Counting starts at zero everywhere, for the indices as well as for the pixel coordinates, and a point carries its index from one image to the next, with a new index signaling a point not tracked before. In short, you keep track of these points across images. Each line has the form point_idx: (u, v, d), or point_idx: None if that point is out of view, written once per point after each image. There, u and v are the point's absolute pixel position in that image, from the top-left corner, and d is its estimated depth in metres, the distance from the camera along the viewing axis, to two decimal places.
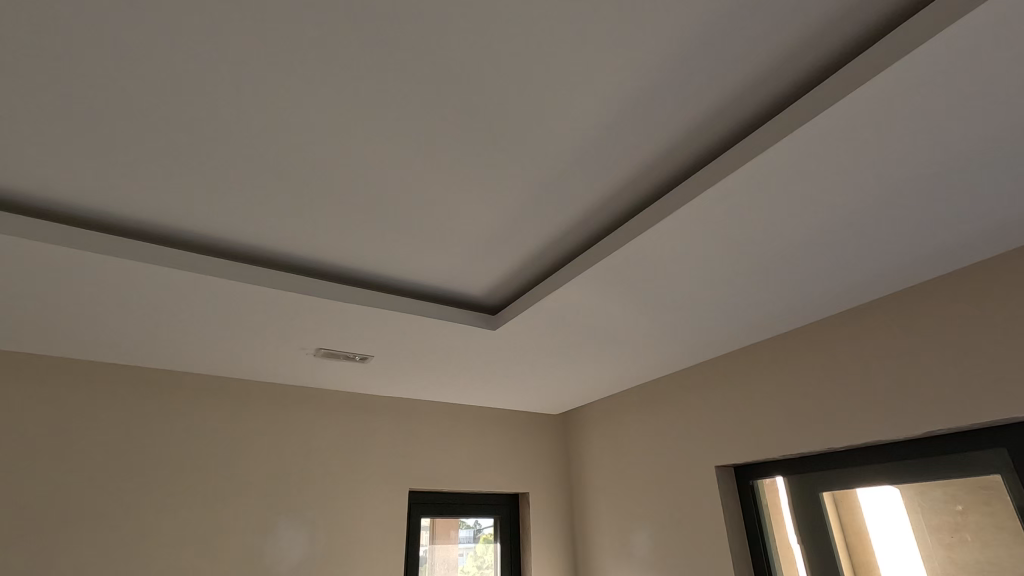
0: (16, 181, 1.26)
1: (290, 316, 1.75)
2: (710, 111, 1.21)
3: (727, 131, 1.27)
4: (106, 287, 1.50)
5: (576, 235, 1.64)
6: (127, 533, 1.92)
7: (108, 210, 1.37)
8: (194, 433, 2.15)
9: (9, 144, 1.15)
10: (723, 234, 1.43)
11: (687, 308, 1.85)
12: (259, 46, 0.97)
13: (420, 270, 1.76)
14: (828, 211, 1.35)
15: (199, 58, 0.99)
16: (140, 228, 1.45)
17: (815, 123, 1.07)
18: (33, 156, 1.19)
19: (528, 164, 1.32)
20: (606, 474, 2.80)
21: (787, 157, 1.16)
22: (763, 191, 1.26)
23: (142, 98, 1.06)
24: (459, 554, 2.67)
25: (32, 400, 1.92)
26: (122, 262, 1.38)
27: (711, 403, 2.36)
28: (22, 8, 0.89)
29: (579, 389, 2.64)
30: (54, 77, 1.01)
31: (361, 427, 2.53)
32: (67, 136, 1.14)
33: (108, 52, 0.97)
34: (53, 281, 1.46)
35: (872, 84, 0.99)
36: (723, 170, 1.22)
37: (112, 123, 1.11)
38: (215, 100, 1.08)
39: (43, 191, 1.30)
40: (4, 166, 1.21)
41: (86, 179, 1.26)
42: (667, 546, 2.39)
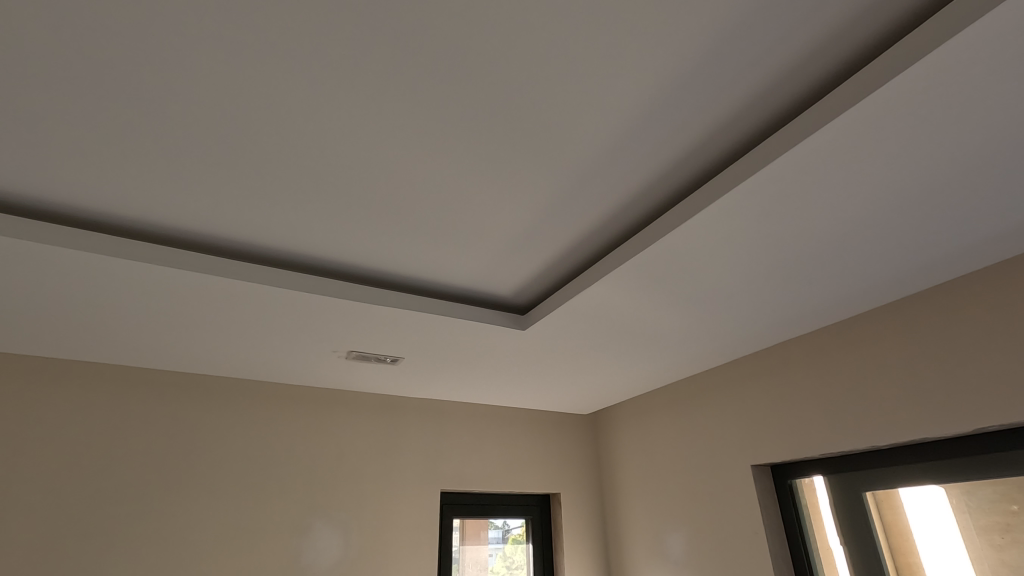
0: (56, 193, 1.31)
1: (321, 319, 1.77)
2: (737, 106, 1.18)
3: (757, 124, 1.23)
4: (143, 293, 1.54)
5: (602, 233, 1.62)
6: (166, 534, 1.98)
7: (144, 218, 1.41)
8: (228, 437, 2.20)
9: (50, 157, 1.20)
10: (754, 230, 1.39)
11: (717, 305, 1.80)
12: (280, 56, 0.99)
13: (446, 271, 1.77)
14: (866, 204, 1.29)
15: (224, 70, 1.01)
16: (175, 236, 1.49)
17: (852, 113, 1.02)
18: (74, 169, 1.24)
19: (551, 164, 1.30)
20: (638, 474, 2.76)
21: (818, 151, 1.12)
22: (797, 185, 1.22)
23: (171, 110, 1.09)
24: (488, 554, 2.65)
25: (77, 404, 2.00)
26: (159, 268, 1.42)
27: (745, 401, 2.30)
28: (55, 28, 0.92)
29: (609, 388, 2.60)
30: (88, 93, 1.05)
31: (392, 429, 2.55)
32: (101, 148, 1.18)
33: (138, 67, 1.00)
34: (94, 288, 1.51)
35: (912, 71, 0.94)
36: (754, 165, 1.19)
37: (144, 135, 1.15)
38: (240, 109, 1.10)
39: (83, 203, 1.35)
40: (46, 179, 1.26)
41: (123, 191, 1.31)
42: (702, 547, 2.34)
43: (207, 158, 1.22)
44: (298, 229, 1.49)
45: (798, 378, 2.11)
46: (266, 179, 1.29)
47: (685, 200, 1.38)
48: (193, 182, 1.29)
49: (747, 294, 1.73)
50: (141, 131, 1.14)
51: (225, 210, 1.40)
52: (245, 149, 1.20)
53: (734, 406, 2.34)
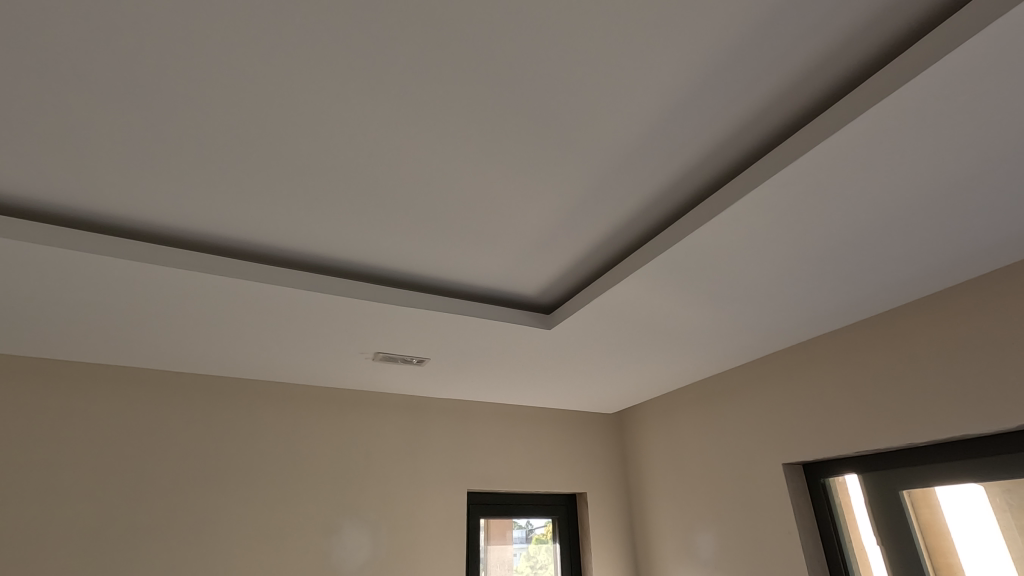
0: (89, 202, 1.35)
1: (346, 321, 1.79)
2: (762, 104, 1.16)
3: (787, 118, 1.20)
4: (175, 297, 1.58)
5: (625, 232, 1.61)
6: (198, 535, 2.02)
7: (175, 226, 1.45)
8: (257, 439, 2.24)
9: (83, 169, 1.23)
10: (781, 226, 1.36)
11: (745, 302, 1.77)
12: (300, 65, 1.01)
13: (469, 272, 1.77)
14: (901, 197, 1.24)
15: (247, 81, 1.03)
16: (204, 242, 1.52)
17: (887, 104, 0.98)
18: (106, 181, 1.27)
19: (572, 162, 1.29)
20: (666, 473, 2.73)
21: (845, 147, 1.09)
22: (829, 178, 1.18)
23: (197, 121, 1.12)
24: (513, 554, 2.65)
25: (113, 407, 2.06)
26: (190, 273, 1.46)
27: (775, 399, 2.25)
28: (85, 46, 0.95)
29: (635, 387, 2.58)
30: (117, 107, 1.08)
31: (418, 429, 2.57)
32: (132, 159, 1.21)
33: (164, 80, 1.02)
34: (128, 294, 1.55)
35: (949, 61, 0.90)
36: (784, 158, 1.15)
37: (172, 146, 1.18)
38: (263, 118, 1.12)
39: (117, 212, 1.39)
40: (81, 190, 1.30)
41: (154, 200, 1.35)
42: (733, 547, 2.30)
43: (232, 164, 1.23)
44: (323, 233, 1.52)
45: (829, 375, 2.05)
46: (290, 183, 1.31)
47: (712, 196, 1.35)
48: (220, 188, 1.31)
49: (774, 291, 1.70)
50: (168, 139, 1.16)
51: (250, 214, 1.42)
52: (269, 154, 1.21)
53: (763, 403, 2.30)
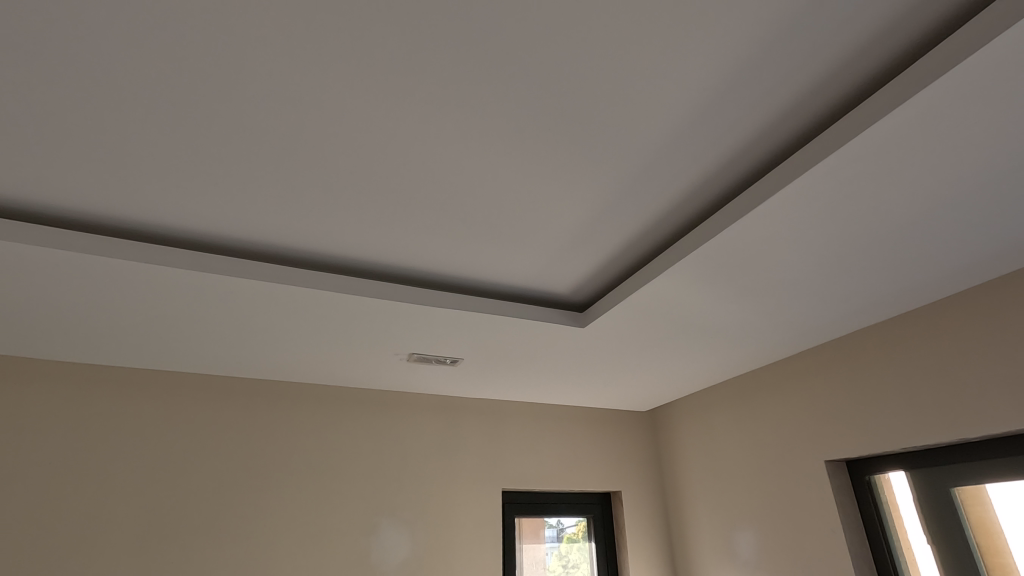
0: (135, 215, 1.39)
1: (380, 322, 1.81)
2: (800, 96, 1.12)
3: (826, 109, 1.16)
4: (216, 302, 1.63)
5: (657, 229, 1.58)
6: (240, 535, 2.08)
7: (216, 235, 1.49)
8: (295, 440, 2.29)
9: (129, 183, 1.28)
10: (818, 219, 1.32)
11: (780, 296, 1.72)
12: (334, 75, 1.02)
13: (500, 272, 1.77)
14: (946, 184, 1.19)
15: (282, 92, 1.06)
16: (243, 250, 1.56)
17: (933, 89, 0.94)
18: (150, 193, 1.31)
19: (601, 159, 1.27)
20: (702, 472, 2.69)
21: (887, 136, 1.05)
22: (872, 167, 1.14)
23: (235, 133, 1.15)
24: (545, 553, 2.63)
25: (160, 412, 2.13)
26: (231, 279, 1.50)
27: (814, 394, 2.19)
28: (131, 64, 0.98)
29: (668, 384, 2.54)
30: (160, 122, 1.11)
31: (452, 429, 2.59)
32: (173, 172, 1.25)
33: (205, 94, 1.05)
34: (172, 300, 1.60)
35: (1001, 41, 0.86)
36: (824, 150, 1.11)
37: (212, 158, 1.21)
38: (298, 128, 1.14)
39: (160, 224, 1.43)
40: (127, 203, 1.35)
41: (194, 211, 1.39)
42: (775, 548, 2.24)
43: (268, 173, 1.26)
44: (356, 237, 1.54)
45: (873, 368, 1.98)
46: (322, 189, 1.33)
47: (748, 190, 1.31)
48: (256, 196, 1.34)
49: (812, 284, 1.65)
50: (207, 151, 1.19)
51: (285, 220, 1.45)
52: (303, 162, 1.24)
53: (801, 399, 2.24)
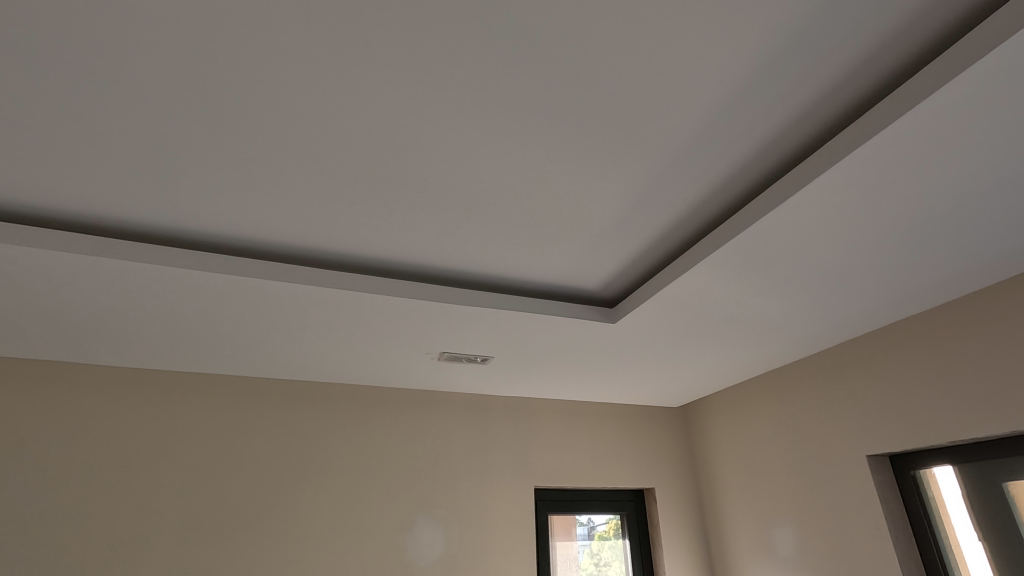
0: (176, 223, 1.43)
1: (412, 322, 1.83)
2: (841, 77, 1.10)
3: (869, 89, 1.13)
4: (254, 305, 1.66)
5: (689, 222, 1.55)
6: (280, 535, 2.12)
7: (252, 241, 1.52)
8: (329, 440, 2.33)
9: (170, 192, 1.31)
10: (859, 205, 1.28)
11: (816, 287, 1.67)
12: (368, 78, 1.03)
13: (530, 270, 1.77)
14: (995, 163, 1.16)
15: (317, 98, 1.07)
16: (278, 254, 1.59)
17: (986, 62, 0.92)
18: (189, 202, 1.35)
19: (632, 153, 1.26)
20: (737, 468, 2.64)
21: (936, 113, 1.03)
22: (919, 148, 1.11)
23: (272, 140, 1.17)
24: (578, 551, 2.61)
25: (201, 413, 2.19)
26: (268, 282, 1.53)
27: (853, 387, 2.12)
28: (173, 75, 1.01)
29: (700, 378, 2.49)
30: (199, 131, 1.14)
31: (483, 428, 2.60)
32: (212, 179, 1.27)
33: (243, 103, 1.07)
34: (212, 304, 1.64)
35: None
36: (869, 130, 1.09)
37: (248, 165, 1.23)
38: (332, 133, 1.16)
39: (200, 231, 1.47)
40: (167, 212, 1.38)
41: (232, 217, 1.42)
42: (816, 546, 2.18)
43: (302, 178, 1.28)
44: (387, 239, 1.55)
45: (916, 359, 1.91)
46: (354, 193, 1.35)
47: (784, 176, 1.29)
48: (290, 202, 1.37)
49: (849, 274, 1.60)
50: (244, 158, 1.21)
51: (319, 224, 1.47)
52: (336, 167, 1.25)
53: (840, 392, 2.18)
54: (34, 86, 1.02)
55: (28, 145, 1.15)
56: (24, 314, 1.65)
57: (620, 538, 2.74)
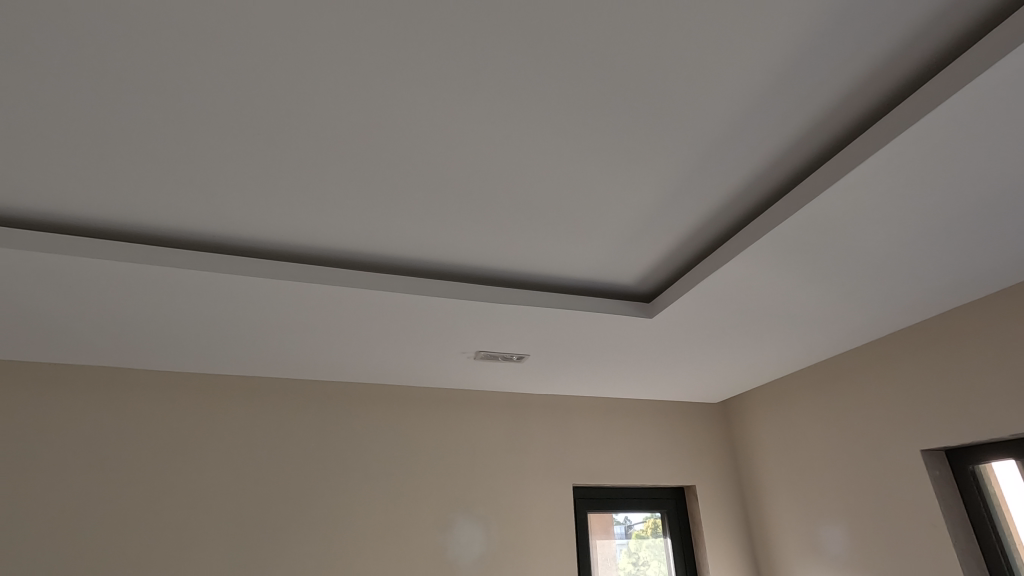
0: (217, 230, 1.46)
1: (447, 321, 1.83)
2: (888, 57, 1.04)
3: (919, 69, 1.07)
4: (292, 308, 1.69)
5: (727, 215, 1.50)
6: (321, 535, 2.15)
7: (289, 246, 1.55)
8: (367, 439, 2.36)
9: (210, 200, 1.34)
10: (910, 188, 1.22)
11: (863, 276, 1.60)
12: (397, 79, 1.04)
13: (563, 268, 1.74)
14: None
15: (348, 101, 1.08)
16: (315, 258, 1.61)
17: None
18: (229, 209, 1.38)
19: (666, 142, 1.21)
20: (782, 464, 2.55)
21: (995, 88, 0.97)
22: (975, 126, 1.05)
23: (305, 146, 1.18)
24: (616, 550, 2.57)
25: (244, 415, 2.24)
26: (306, 285, 1.55)
27: (906, 378, 2.02)
28: (210, 84, 1.03)
29: (741, 373, 2.42)
30: (235, 140, 1.16)
31: (520, 425, 2.59)
32: (250, 186, 1.30)
33: (277, 110, 1.09)
34: (253, 307, 1.68)
35: None
36: (920, 110, 1.03)
37: (282, 171, 1.25)
38: (363, 136, 1.16)
39: (240, 238, 1.50)
40: (209, 220, 1.42)
41: (269, 223, 1.44)
42: (869, 545, 2.09)
43: (333, 179, 1.29)
44: (420, 241, 1.56)
45: (974, 349, 1.81)
46: (385, 193, 1.34)
47: (830, 159, 1.23)
48: (322, 203, 1.37)
49: (898, 261, 1.52)
50: (276, 160, 1.22)
51: (352, 229, 1.48)
52: (366, 168, 1.25)
53: (891, 384, 2.08)
54: (75, 99, 1.05)
55: (69, 155, 1.18)
56: (74, 321, 1.71)
57: (658, 537, 2.69)
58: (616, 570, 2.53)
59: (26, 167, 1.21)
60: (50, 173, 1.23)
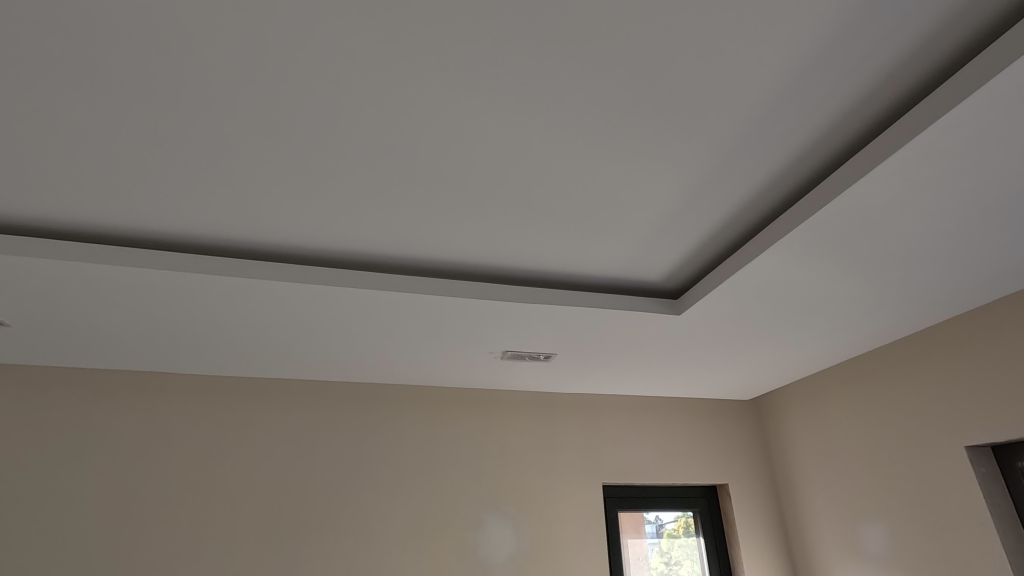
0: (247, 236, 1.49)
1: (474, 322, 1.83)
2: (922, 41, 1.01)
3: (955, 52, 1.03)
4: (321, 310, 1.71)
5: (756, 209, 1.47)
6: (353, 535, 2.18)
7: (317, 250, 1.57)
8: (396, 439, 2.37)
9: (240, 207, 1.37)
10: (949, 175, 1.18)
11: (901, 268, 1.55)
12: (421, 82, 1.05)
13: (589, 266, 1.73)
14: None
15: (372, 105, 1.09)
16: (342, 262, 1.63)
17: None
18: (258, 215, 1.40)
19: (692, 136, 1.19)
20: (817, 462, 2.49)
21: None
22: (1017, 109, 1.01)
23: (331, 150, 1.20)
24: (647, 549, 2.55)
25: (276, 417, 2.28)
26: (334, 287, 1.57)
27: (946, 372, 1.96)
28: (240, 93, 1.06)
29: (774, 369, 2.36)
30: (264, 146, 1.18)
31: (548, 425, 2.57)
32: (279, 191, 1.32)
33: (304, 115, 1.11)
34: (283, 311, 1.70)
35: None
36: (959, 93, 1.00)
37: (309, 175, 1.27)
38: (387, 140, 1.17)
39: (270, 244, 1.53)
40: (239, 226, 1.45)
41: (298, 228, 1.46)
42: (911, 545, 2.03)
43: (359, 182, 1.30)
44: (445, 243, 1.56)
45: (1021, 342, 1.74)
46: (410, 195, 1.35)
47: (864, 148, 1.20)
48: (349, 207, 1.39)
49: (937, 252, 1.47)
50: (303, 165, 1.24)
51: (378, 231, 1.50)
52: (391, 171, 1.26)
53: (931, 378, 2.01)
54: (110, 111, 1.08)
55: (104, 166, 1.22)
56: (114, 329, 1.77)
57: (691, 536, 2.65)
58: (647, 570, 2.50)
59: (64, 180, 1.26)
60: (89, 184, 1.27)
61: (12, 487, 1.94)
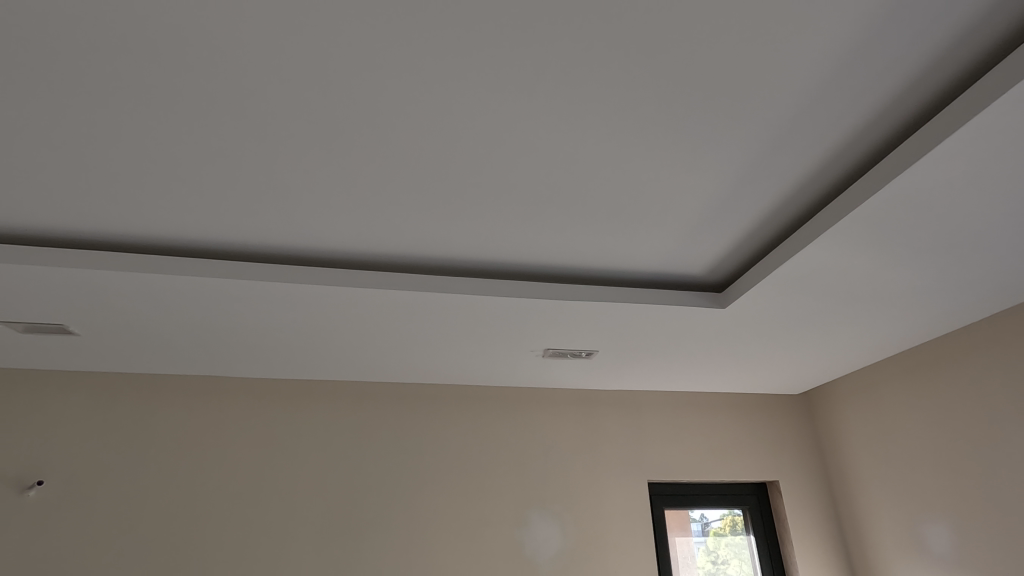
0: (292, 244, 1.53)
1: (514, 321, 1.84)
2: (973, 22, 0.96)
3: (1013, 30, 0.97)
4: (364, 313, 1.74)
5: (801, 199, 1.42)
6: (400, 534, 2.21)
7: (359, 254, 1.60)
8: (438, 439, 2.39)
9: (285, 215, 1.41)
10: (1010, 157, 1.11)
11: (960, 255, 1.47)
12: (452, 88, 1.06)
13: (629, 262, 1.70)
14: None
15: (406, 114, 1.11)
16: (383, 266, 1.66)
17: None
18: (302, 222, 1.44)
19: (731, 128, 1.16)
20: (874, 457, 2.39)
21: None
22: None
23: (369, 158, 1.22)
24: (693, 548, 2.50)
25: (324, 417, 2.34)
26: (375, 291, 1.60)
27: (1013, 363, 1.84)
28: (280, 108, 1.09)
29: (824, 362, 2.28)
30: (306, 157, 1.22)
31: (591, 422, 2.56)
32: (321, 199, 1.36)
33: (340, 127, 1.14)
34: (328, 315, 1.74)
35: None
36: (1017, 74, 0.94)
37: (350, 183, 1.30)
38: (422, 146, 1.19)
39: (313, 249, 1.57)
40: (285, 234, 1.49)
41: (339, 233, 1.50)
42: (977, 544, 1.93)
43: (396, 187, 1.32)
44: (482, 244, 1.57)
45: None
46: (446, 198, 1.36)
47: (915, 133, 1.14)
48: (386, 211, 1.41)
49: (999, 237, 1.39)
50: (341, 171, 1.26)
51: (417, 235, 1.52)
52: (427, 175, 1.28)
53: (995, 369, 1.90)
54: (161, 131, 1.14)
55: (157, 180, 1.28)
56: (171, 335, 1.85)
57: (739, 534, 2.59)
58: (694, 569, 2.46)
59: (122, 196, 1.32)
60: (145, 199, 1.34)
61: (82, 488, 2.06)
